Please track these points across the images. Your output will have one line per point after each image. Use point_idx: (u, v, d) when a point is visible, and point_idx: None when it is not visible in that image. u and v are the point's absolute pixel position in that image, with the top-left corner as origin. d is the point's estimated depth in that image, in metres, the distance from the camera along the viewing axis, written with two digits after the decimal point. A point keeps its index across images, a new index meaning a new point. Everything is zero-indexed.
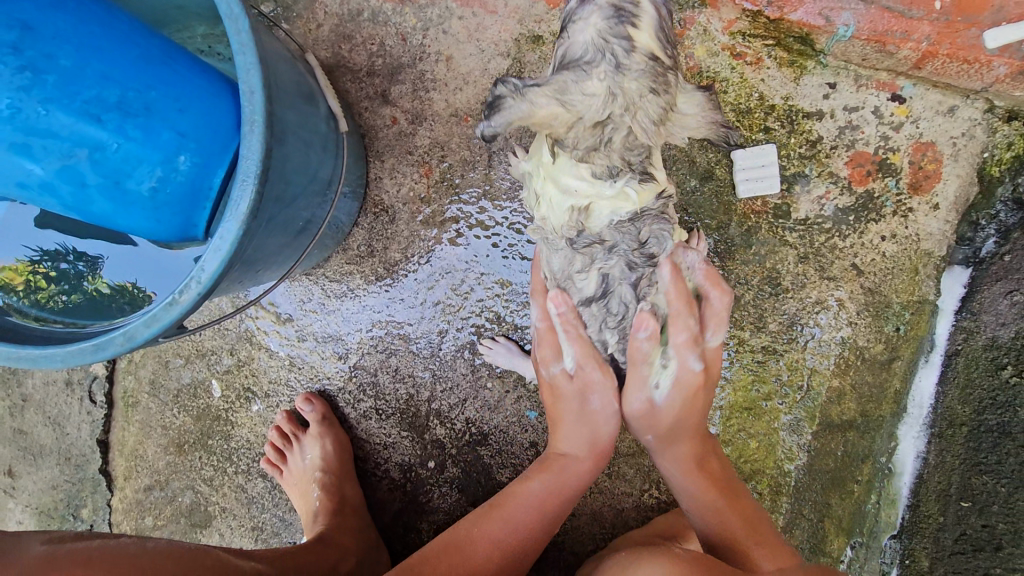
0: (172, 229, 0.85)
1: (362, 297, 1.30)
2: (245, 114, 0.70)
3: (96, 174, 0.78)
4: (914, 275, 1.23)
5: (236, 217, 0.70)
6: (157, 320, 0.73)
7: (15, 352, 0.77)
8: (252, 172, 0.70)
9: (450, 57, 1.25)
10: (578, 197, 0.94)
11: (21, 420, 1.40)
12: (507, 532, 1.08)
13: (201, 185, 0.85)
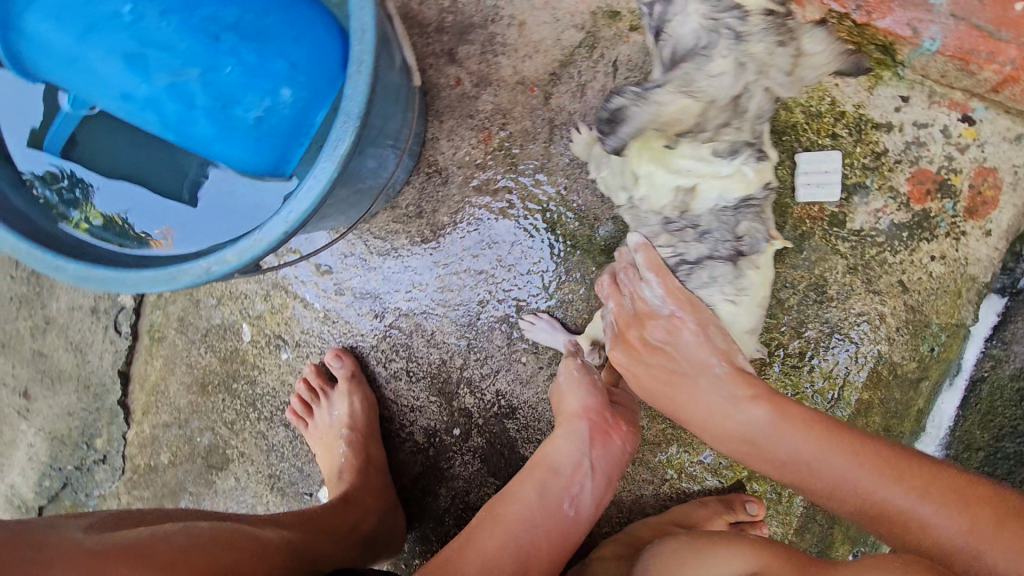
0: (267, 162, 0.88)
1: (404, 258, 1.28)
2: (355, 53, 0.69)
3: (206, 94, 0.82)
4: (957, 298, 1.23)
5: (334, 159, 0.70)
6: (241, 254, 0.73)
7: (84, 272, 0.77)
8: (353, 115, 0.69)
9: (523, 23, 1.21)
10: (687, 175, 1.02)
11: (41, 342, 1.37)
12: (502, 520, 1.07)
13: (302, 122, 0.87)
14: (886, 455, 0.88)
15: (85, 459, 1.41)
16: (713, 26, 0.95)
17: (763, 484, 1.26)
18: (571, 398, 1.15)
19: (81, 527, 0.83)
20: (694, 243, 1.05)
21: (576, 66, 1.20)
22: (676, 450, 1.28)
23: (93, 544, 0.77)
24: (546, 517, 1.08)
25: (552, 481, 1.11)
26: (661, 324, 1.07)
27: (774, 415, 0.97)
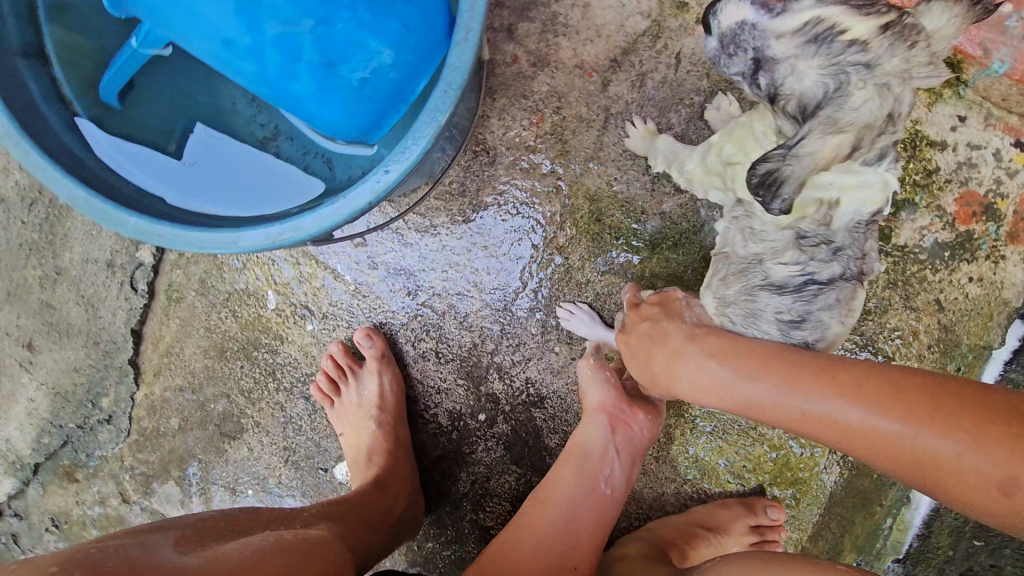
0: (360, 124, 0.88)
1: (442, 236, 1.24)
2: (465, 19, 0.67)
3: (314, 49, 0.79)
4: (988, 320, 1.25)
5: (432, 129, 0.69)
6: (323, 220, 0.72)
7: (146, 227, 0.73)
8: (456, 84, 0.68)
9: (588, 4, 1.17)
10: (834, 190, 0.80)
11: (50, 293, 1.30)
12: (555, 518, 1.08)
13: (405, 87, 0.86)
14: (823, 367, 0.84)
15: (89, 418, 1.35)
16: (832, 65, 0.69)
17: (782, 489, 1.28)
18: (591, 391, 1.15)
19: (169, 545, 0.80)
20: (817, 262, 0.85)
21: (638, 55, 1.17)
22: (701, 451, 1.28)
23: (191, 565, 0.74)
24: (584, 504, 1.09)
25: (586, 466, 1.12)
26: (654, 308, 1.07)
27: (728, 360, 0.92)
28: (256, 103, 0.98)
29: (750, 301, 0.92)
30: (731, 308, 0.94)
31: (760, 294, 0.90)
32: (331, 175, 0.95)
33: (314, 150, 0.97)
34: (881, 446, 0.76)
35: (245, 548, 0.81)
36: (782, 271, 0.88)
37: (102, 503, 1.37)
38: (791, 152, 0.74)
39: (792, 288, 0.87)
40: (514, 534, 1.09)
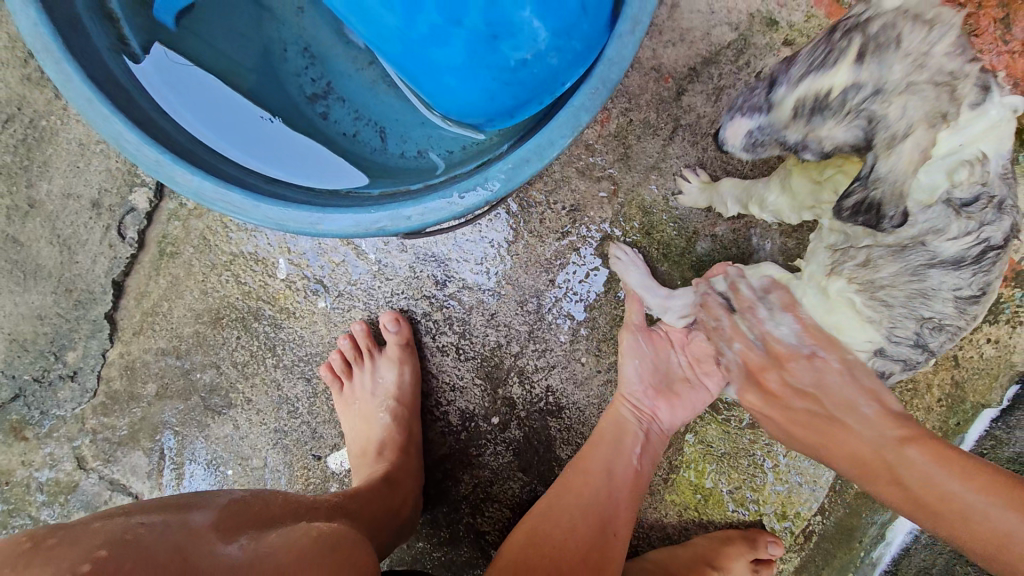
0: (498, 109, 0.77)
1: (481, 227, 1.15)
2: (633, 9, 0.58)
3: (481, 18, 0.74)
4: (993, 380, 1.29)
5: (572, 130, 0.61)
6: (427, 214, 0.62)
7: (210, 191, 0.63)
8: (608, 82, 0.60)
9: (677, 4, 1.09)
10: (981, 144, 0.67)
11: (19, 227, 1.13)
12: (596, 486, 1.06)
13: (559, 76, 0.72)
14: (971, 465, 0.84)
15: (49, 372, 1.19)
16: (845, 115, 0.70)
17: (779, 523, 1.28)
18: (631, 373, 1.13)
19: (209, 534, 0.71)
20: (995, 219, 0.75)
21: (719, 67, 1.10)
22: (710, 478, 1.26)
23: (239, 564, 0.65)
24: (618, 484, 1.07)
25: (619, 444, 1.09)
26: (807, 368, 0.98)
27: (925, 454, 0.87)
28: (309, 53, 0.86)
29: (916, 282, 0.82)
30: (885, 292, 0.84)
31: (932, 274, 0.80)
32: (383, 147, 0.83)
33: (365, 117, 0.85)
34: (986, 544, 0.79)
35: (296, 540, 0.72)
36: (951, 245, 0.77)
37: (53, 467, 1.22)
38: (870, 179, 0.72)
39: (956, 261, 0.78)
40: (555, 504, 1.06)
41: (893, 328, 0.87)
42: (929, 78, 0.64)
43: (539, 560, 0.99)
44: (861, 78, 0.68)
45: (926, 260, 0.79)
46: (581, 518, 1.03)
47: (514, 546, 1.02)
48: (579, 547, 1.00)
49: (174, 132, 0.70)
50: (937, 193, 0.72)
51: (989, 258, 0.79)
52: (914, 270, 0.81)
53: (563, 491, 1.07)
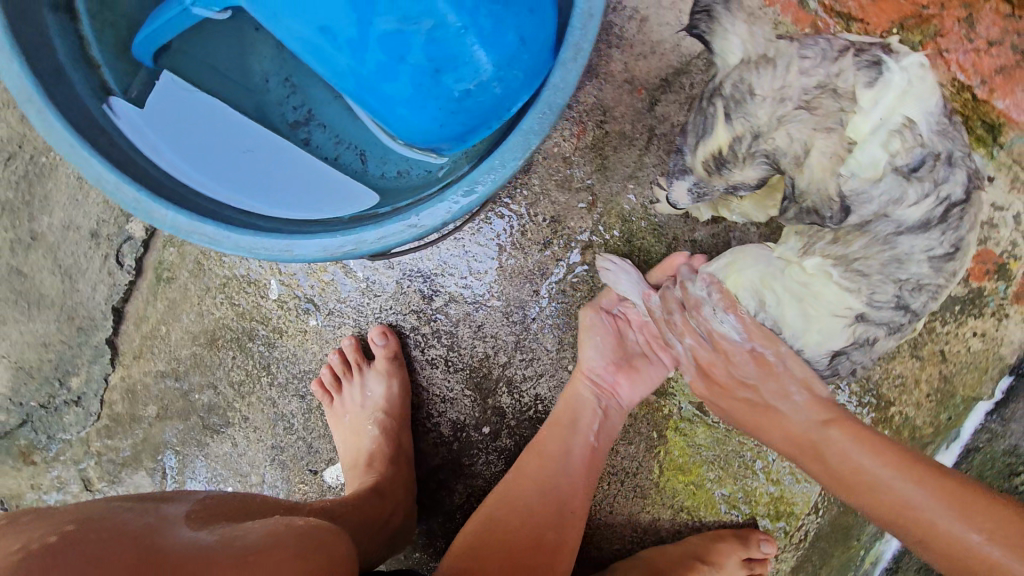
0: (450, 136, 0.80)
1: (465, 242, 1.18)
2: (575, 38, 0.62)
3: (423, 53, 0.75)
4: (982, 373, 1.30)
5: (525, 151, 0.65)
6: (396, 236, 0.66)
7: (186, 224, 0.66)
8: (556, 105, 0.64)
9: (646, 18, 1.12)
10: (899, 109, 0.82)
11: (23, 259, 1.18)
12: (550, 469, 1.10)
13: (505, 104, 0.77)
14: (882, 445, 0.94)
15: (54, 398, 1.23)
16: (749, 162, 0.90)
17: (773, 523, 1.30)
18: (592, 355, 1.15)
19: (186, 522, 0.73)
20: (951, 173, 0.85)
21: (691, 76, 1.12)
22: (702, 479, 1.27)
23: (214, 544, 0.68)
24: (573, 468, 1.11)
25: (575, 427, 1.13)
26: (750, 364, 1.01)
27: (846, 433, 0.95)
28: (290, 83, 0.89)
29: (887, 250, 0.88)
30: (859, 263, 0.89)
31: (901, 241, 0.86)
32: (364, 169, 0.87)
33: (346, 142, 0.88)
34: (925, 535, 0.87)
35: (272, 527, 0.74)
36: (915, 210, 0.84)
37: (61, 489, 1.26)
38: (796, 196, 0.89)
39: (921, 223, 0.86)
40: (511, 485, 1.10)
41: (874, 293, 0.90)
42: (793, 100, 0.85)
43: (495, 547, 1.03)
44: (742, 128, 0.88)
45: (894, 229, 0.86)
46: (536, 500, 1.08)
47: (471, 532, 1.07)
48: (531, 532, 1.04)
49: (152, 170, 0.76)
50: (882, 166, 0.83)
51: (954, 213, 0.88)
52: (885, 240, 0.87)
53: (517, 478, 1.10)
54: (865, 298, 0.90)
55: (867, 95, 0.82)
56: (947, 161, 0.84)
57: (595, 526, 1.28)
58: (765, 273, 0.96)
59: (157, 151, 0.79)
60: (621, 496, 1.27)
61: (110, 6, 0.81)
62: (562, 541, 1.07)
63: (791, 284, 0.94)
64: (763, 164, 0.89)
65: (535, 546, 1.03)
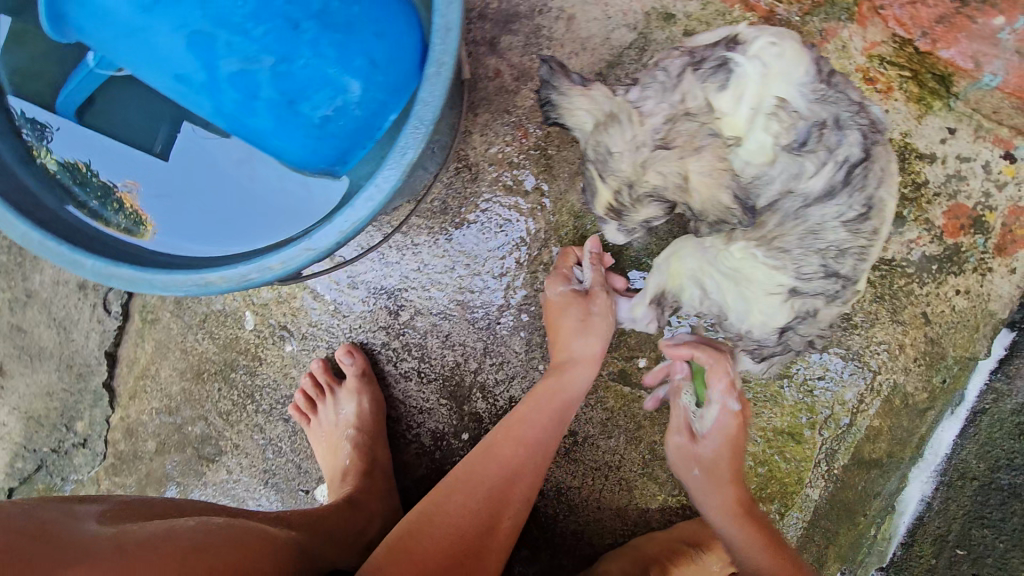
0: (325, 159, 0.85)
1: (421, 255, 1.21)
2: (436, 52, 0.63)
3: (273, 87, 0.79)
4: (975, 332, 1.24)
5: (401, 167, 0.64)
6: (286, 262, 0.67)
7: (105, 269, 0.72)
8: (427, 121, 0.63)
9: (573, 17, 1.12)
10: (771, 90, 0.83)
11: (21, 316, 1.26)
12: (519, 454, 1.06)
13: (371, 123, 0.83)
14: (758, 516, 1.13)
15: (64, 442, 1.32)
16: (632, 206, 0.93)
17: (768, 505, 1.30)
18: (580, 341, 1.13)
19: (88, 515, 0.77)
20: (844, 133, 0.85)
21: (625, 69, 1.12)
22: None
23: (106, 537, 0.72)
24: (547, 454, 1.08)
25: (562, 418, 1.11)
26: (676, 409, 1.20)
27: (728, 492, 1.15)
28: None
29: (802, 224, 0.89)
30: (778, 241, 0.91)
31: (811, 213, 0.88)
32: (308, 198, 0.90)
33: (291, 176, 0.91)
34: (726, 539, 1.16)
35: (173, 523, 0.78)
36: (820, 179, 0.86)
37: None
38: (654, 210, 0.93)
39: (828, 192, 0.87)
40: (478, 464, 1.05)
41: (801, 266, 0.92)
42: (650, 144, 0.87)
43: (440, 528, 0.96)
44: (617, 183, 0.92)
45: (804, 203, 0.88)
46: (503, 491, 1.03)
47: (414, 513, 1.00)
48: (481, 517, 1.00)
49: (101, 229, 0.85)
50: (771, 149, 0.85)
51: (856, 171, 0.88)
52: (798, 214, 0.89)
53: (482, 461, 1.06)
54: (794, 272, 0.92)
55: (722, 99, 0.84)
56: (836, 124, 0.85)
57: (586, 522, 1.29)
58: (700, 264, 1.00)
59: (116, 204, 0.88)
60: (607, 490, 1.28)
61: (39, 79, 0.86)
62: (502, 538, 1.01)
63: (723, 270, 0.97)
64: (653, 202, 0.93)
65: (480, 535, 0.97)
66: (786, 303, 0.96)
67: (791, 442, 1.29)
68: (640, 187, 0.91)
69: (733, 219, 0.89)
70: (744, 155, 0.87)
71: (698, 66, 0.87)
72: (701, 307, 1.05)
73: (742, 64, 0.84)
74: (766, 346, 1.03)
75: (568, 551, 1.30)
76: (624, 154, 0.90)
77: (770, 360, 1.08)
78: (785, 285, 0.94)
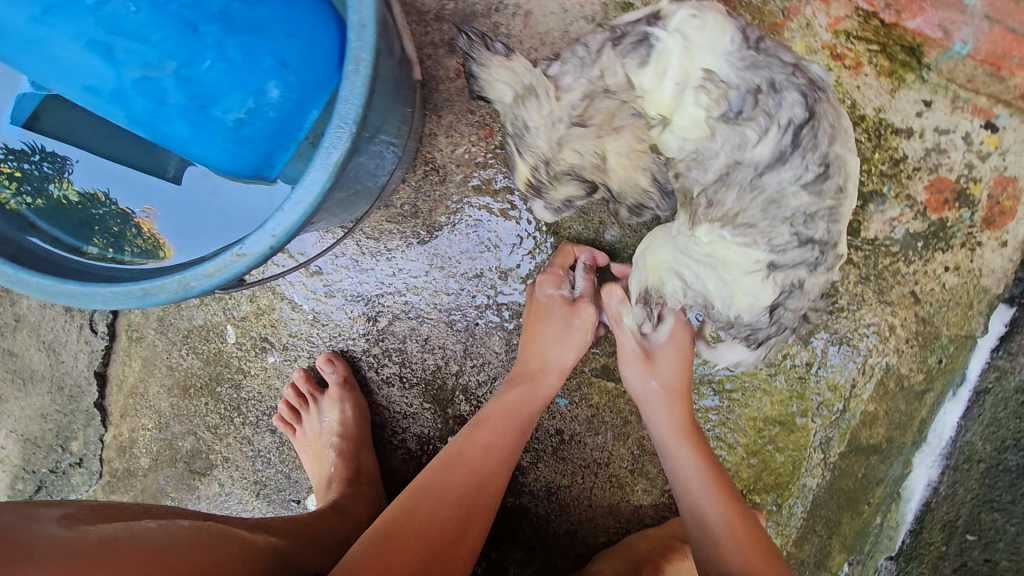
0: (247, 166, 0.79)
1: (397, 259, 1.21)
2: (353, 50, 0.67)
3: (182, 94, 0.71)
4: (968, 309, 1.21)
5: (327, 167, 0.68)
6: (219, 271, 0.70)
7: (51, 286, 0.74)
8: (349, 120, 0.67)
9: (530, 13, 1.12)
10: (695, 61, 0.89)
11: (12, 340, 1.30)
12: (484, 458, 1.06)
13: (290, 125, 0.79)
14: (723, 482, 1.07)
15: (61, 462, 1.34)
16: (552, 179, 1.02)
17: (763, 496, 1.29)
18: (557, 348, 1.13)
19: (44, 514, 0.77)
20: (779, 96, 0.89)
21: None
22: None
23: (65, 534, 0.72)
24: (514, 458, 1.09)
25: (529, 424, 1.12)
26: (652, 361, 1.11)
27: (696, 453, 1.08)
28: None
29: (760, 194, 0.93)
30: (741, 218, 0.95)
31: (765, 181, 0.91)
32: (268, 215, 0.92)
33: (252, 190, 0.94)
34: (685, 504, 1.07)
35: (133, 525, 0.78)
36: (765, 147, 0.90)
37: None
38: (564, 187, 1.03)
39: (777, 157, 0.91)
40: (442, 469, 1.04)
41: (773, 240, 0.95)
42: (566, 120, 0.96)
43: (410, 535, 0.93)
44: (534, 159, 1.01)
45: (754, 172, 0.92)
46: (469, 496, 1.02)
47: (375, 527, 0.96)
48: (450, 524, 0.97)
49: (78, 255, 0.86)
50: (703, 122, 0.91)
51: (802, 132, 0.90)
52: (752, 186, 0.93)
53: (449, 467, 1.04)
54: (767, 246, 0.95)
55: (643, 77, 0.90)
56: (768, 88, 0.89)
57: (578, 521, 1.27)
58: (675, 256, 1.03)
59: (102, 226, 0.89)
60: (598, 488, 1.26)
61: None
62: (469, 546, 0.98)
63: (697, 258, 1.00)
64: (569, 180, 1.02)
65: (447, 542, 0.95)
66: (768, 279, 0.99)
67: (783, 431, 1.26)
68: (558, 163, 1.01)
69: (648, 201, 1.03)
70: (677, 133, 0.93)
71: (619, 42, 0.92)
72: (685, 299, 1.07)
73: (663, 39, 0.89)
74: (759, 329, 1.06)
75: (562, 551, 1.28)
76: (540, 130, 0.98)
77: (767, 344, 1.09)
78: (761, 261, 0.97)
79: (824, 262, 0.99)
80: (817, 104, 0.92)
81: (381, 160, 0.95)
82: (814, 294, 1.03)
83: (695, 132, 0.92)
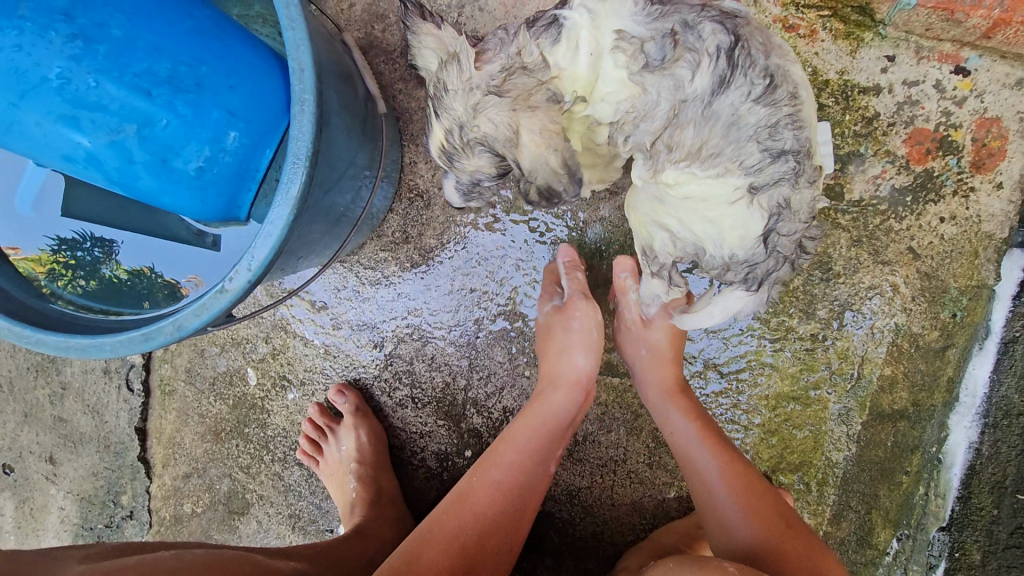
0: (216, 208, 0.89)
1: (396, 285, 1.26)
2: (295, 92, 0.73)
3: (144, 151, 0.80)
4: (974, 258, 1.15)
5: (288, 202, 0.74)
6: (206, 309, 0.77)
7: (63, 342, 0.82)
8: (302, 156, 0.73)
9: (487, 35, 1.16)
10: (605, 28, 0.79)
11: (61, 407, 1.41)
12: (491, 501, 1.03)
13: (248, 166, 0.89)
14: (717, 441, 1.09)
15: (114, 516, 1.43)
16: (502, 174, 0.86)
17: (789, 476, 1.27)
18: (578, 357, 1.13)
19: (68, 557, 0.85)
20: (699, 29, 0.79)
21: None
22: None
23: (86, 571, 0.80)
24: (525, 498, 1.06)
25: (541, 453, 1.09)
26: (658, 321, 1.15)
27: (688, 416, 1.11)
28: None
29: (720, 123, 0.79)
30: (708, 147, 0.80)
31: (718, 106, 0.79)
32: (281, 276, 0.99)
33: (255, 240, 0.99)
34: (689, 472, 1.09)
35: (150, 556, 0.85)
36: (702, 79, 0.78)
37: None
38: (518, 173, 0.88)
39: (720, 83, 0.78)
40: (450, 511, 1.02)
41: (743, 160, 0.81)
42: (483, 88, 0.80)
43: None
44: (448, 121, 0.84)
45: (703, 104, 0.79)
46: (473, 538, 0.99)
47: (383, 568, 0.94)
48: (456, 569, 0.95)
49: (114, 318, 0.94)
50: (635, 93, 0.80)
51: (735, 55, 0.79)
52: (706, 118, 0.79)
53: (454, 508, 1.03)
54: (741, 171, 0.81)
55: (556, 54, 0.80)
56: (685, 26, 0.79)
57: (603, 521, 1.27)
58: (653, 207, 0.92)
59: (135, 295, 0.98)
60: (619, 485, 1.26)
61: None
62: None
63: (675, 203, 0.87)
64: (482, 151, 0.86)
65: None
66: (752, 205, 0.83)
67: (798, 407, 1.24)
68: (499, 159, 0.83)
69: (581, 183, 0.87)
70: (609, 102, 0.83)
71: (533, 24, 0.83)
72: (675, 251, 0.95)
73: (569, 15, 0.79)
74: (756, 265, 0.90)
75: (592, 553, 1.28)
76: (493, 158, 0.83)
77: (768, 281, 0.95)
78: (740, 186, 0.82)
79: (805, 173, 0.86)
80: (742, 30, 0.82)
81: (358, 192, 1.02)
82: (805, 211, 0.89)
83: (626, 93, 0.82)
